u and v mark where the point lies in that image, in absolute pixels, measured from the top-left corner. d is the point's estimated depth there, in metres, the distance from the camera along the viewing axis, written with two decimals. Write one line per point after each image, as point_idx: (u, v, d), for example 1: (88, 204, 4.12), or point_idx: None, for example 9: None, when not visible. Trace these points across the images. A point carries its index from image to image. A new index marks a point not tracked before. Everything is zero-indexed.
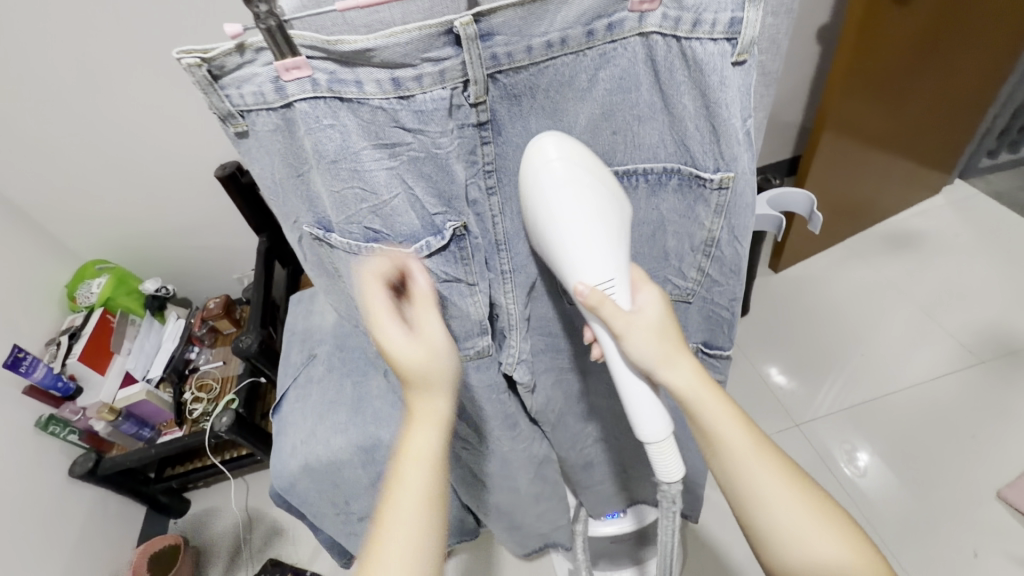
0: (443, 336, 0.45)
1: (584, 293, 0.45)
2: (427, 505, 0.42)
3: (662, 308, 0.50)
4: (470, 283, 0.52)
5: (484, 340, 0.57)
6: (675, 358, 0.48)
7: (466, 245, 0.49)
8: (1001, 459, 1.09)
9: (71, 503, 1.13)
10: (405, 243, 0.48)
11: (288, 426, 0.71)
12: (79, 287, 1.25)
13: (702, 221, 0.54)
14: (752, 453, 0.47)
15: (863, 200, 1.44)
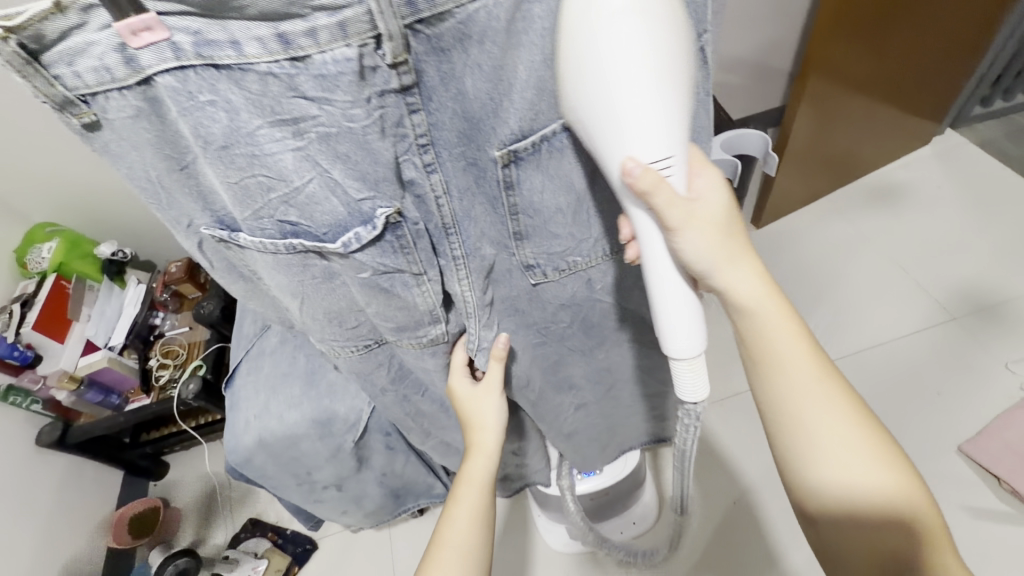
0: (497, 394, 0.63)
1: (634, 170, 0.37)
2: (477, 517, 0.61)
3: (721, 193, 0.45)
4: (414, 273, 0.48)
5: (437, 329, 0.56)
6: (731, 259, 0.46)
7: (403, 233, 0.44)
8: (961, 411, 1.11)
9: (41, 470, 1.13)
10: (330, 234, 0.44)
11: (241, 400, 0.69)
12: (28, 253, 1.18)
13: None
14: (804, 373, 0.48)
15: (850, 151, 1.39)
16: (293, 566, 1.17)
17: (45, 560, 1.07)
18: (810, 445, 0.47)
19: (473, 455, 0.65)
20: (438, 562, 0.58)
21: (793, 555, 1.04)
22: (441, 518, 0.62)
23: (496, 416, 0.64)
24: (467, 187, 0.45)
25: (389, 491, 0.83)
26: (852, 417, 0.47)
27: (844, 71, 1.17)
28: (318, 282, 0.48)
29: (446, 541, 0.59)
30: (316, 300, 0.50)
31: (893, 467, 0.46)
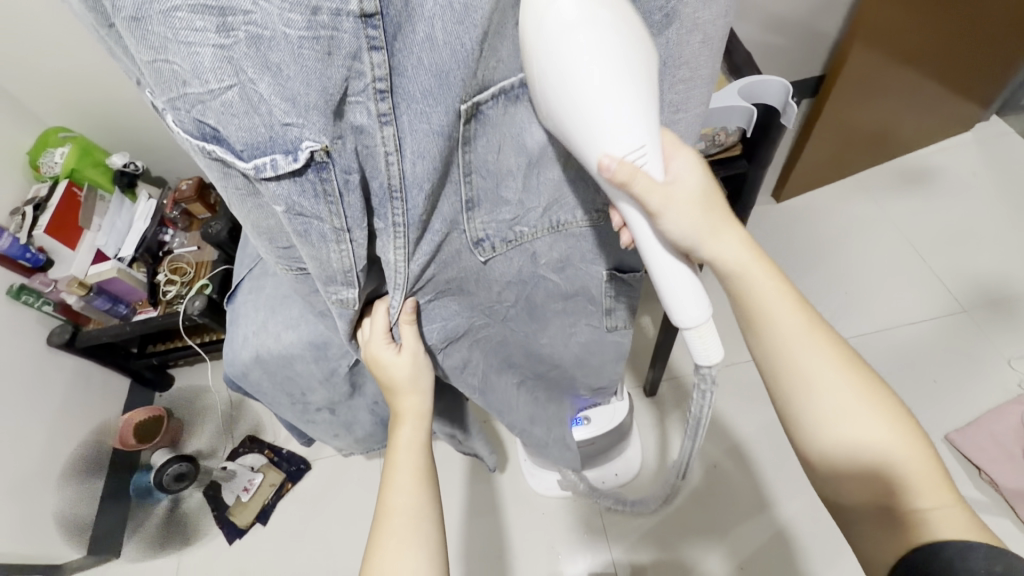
0: (422, 351, 0.58)
1: (611, 167, 0.38)
2: (418, 486, 0.56)
3: (700, 175, 0.45)
4: (337, 227, 0.39)
5: (351, 292, 0.46)
6: (720, 231, 0.46)
7: (330, 178, 0.36)
8: (955, 401, 1.11)
9: (51, 369, 1.18)
10: (245, 154, 0.35)
11: (241, 316, 0.71)
12: (40, 156, 1.18)
13: None
14: (793, 316, 0.47)
15: (887, 127, 1.33)
16: (286, 482, 1.23)
17: (52, 453, 1.14)
18: (808, 390, 0.46)
19: (401, 423, 0.59)
20: (388, 535, 0.52)
21: (769, 519, 1.07)
22: (381, 487, 0.56)
23: (423, 380, 0.59)
24: (424, 150, 0.39)
25: (379, 421, 0.85)
26: (840, 361, 0.46)
27: (890, 40, 1.10)
28: (240, 195, 0.39)
29: (393, 508, 0.54)
30: (241, 211, 0.42)
31: (887, 413, 0.45)
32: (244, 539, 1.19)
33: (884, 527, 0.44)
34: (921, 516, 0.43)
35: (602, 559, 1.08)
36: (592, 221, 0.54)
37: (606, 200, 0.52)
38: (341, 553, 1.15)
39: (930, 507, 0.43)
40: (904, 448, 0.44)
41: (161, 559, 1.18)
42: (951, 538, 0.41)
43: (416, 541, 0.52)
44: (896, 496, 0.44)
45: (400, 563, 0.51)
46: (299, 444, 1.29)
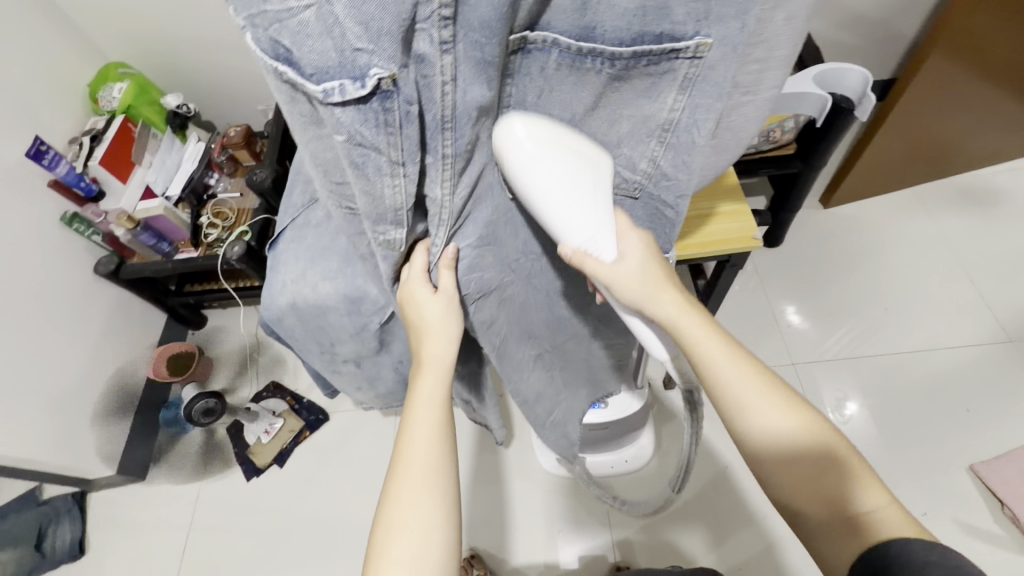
0: (456, 296, 0.58)
1: (568, 254, 0.47)
2: (436, 439, 0.55)
3: (645, 250, 0.49)
4: (393, 159, 0.38)
5: (398, 233, 0.47)
6: (661, 294, 0.48)
7: (393, 106, 0.35)
8: (990, 432, 1.07)
9: (95, 296, 1.23)
10: (314, 78, 0.34)
11: (281, 263, 0.73)
12: (101, 89, 1.22)
13: (663, 102, 0.44)
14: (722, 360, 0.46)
15: (954, 140, 1.25)
16: (304, 430, 1.28)
17: (90, 376, 1.20)
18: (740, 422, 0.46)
19: (427, 371, 0.58)
20: (403, 483, 0.52)
21: (778, 524, 1.06)
22: (399, 437, 0.55)
23: (452, 327, 0.58)
24: (473, 83, 0.37)
25: (401, 379, 0.87)
26: (768, 387, 0.45)
27: (978, 47, 1.03)
28: (304, 122, 0.39)
29: (409, 460, 0.53)
30: (303, 138, 0.41)
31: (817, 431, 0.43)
32: (260, 478, 1.24)
33: (830, 541, 0.41)
34: (862, 518, 0.41)
35: (602, 542, 1.09)
36: (620, 189, 0.52)
37: (640, 172, 0.50)
38: (350, 503, 1.19)
39: (869, 510, 0.41)
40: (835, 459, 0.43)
41: (182, 486, 1.25)
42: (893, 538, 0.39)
43: (428, 494, 0.51)
44: (827, 506, 0.42)
45: (410, 513, 0.50)
46: (320, 395, 1.33)
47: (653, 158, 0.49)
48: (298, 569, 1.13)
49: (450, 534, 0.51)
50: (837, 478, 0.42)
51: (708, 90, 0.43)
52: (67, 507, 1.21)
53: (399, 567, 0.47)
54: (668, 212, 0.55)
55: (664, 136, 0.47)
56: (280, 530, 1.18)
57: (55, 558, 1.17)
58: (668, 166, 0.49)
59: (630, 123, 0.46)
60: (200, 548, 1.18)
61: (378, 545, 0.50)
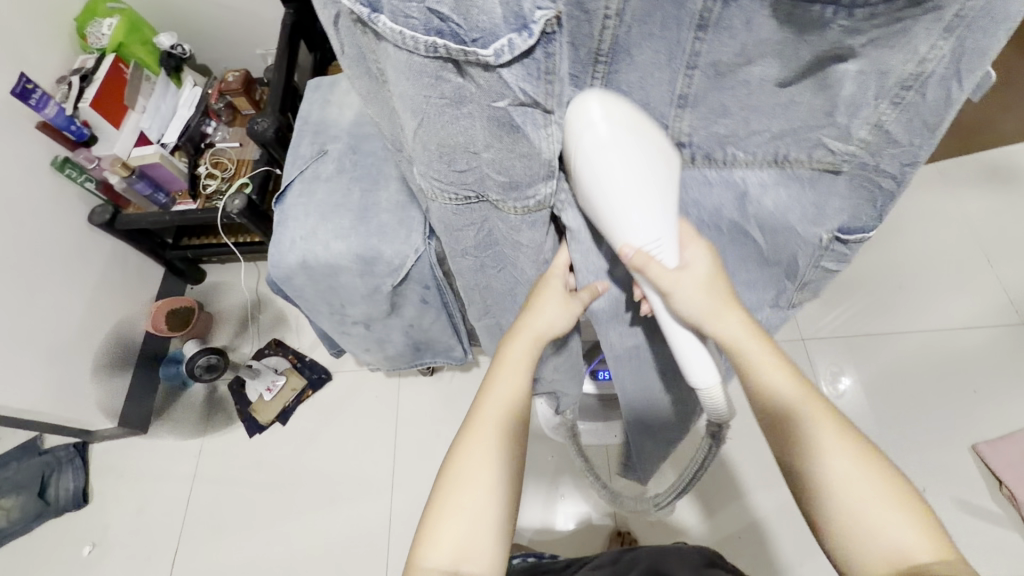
0: (569, 311, 0.57)
1: (628, 254, 0.47)
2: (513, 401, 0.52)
3: (708, 261, 0.51)
4: (547, 110, 0.43)
5: (546, 188, 0.49)
6: (722, 313, 0.49)
7: (554, 52, 0.39)
8: (988, 412, 1.08)
9: (90, 246, 1.19)
10: (480, 42, 0.37)
11: (290, 218, 0.69)
12: (89, 25, 1.14)
13: (915, 49, 0.45)
14: (785, 397, 0.48)
15: (972, 119, 1.23)
16: (306, 389, 1.27)
17: (87, 327, 1.17)
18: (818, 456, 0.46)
19: (521, 330, 0.56)
20: (471, 438, 0.50)
21: (768, 495, 1.08)
22: (479, 393, 0.53)
23: (558, 321, 0.56)
24: (647, 20, 0.42)
25: (411, 343, 0.85)
26: (839, 431, 0.47)
27: None
28: (441, 106, 0.42)
29: (483, 418, 0.51)
30: (433, 128, 0.44)
31: (892, 485, 0.45)
32: (262, 434, 1.24)
33: None
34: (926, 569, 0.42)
35: (600, 505, 1.11)
36: (828, 160, 0.55)
37: (857, 141, 0.52)
38: (352, 461, 1.20)
39: (928, 558, 0.42)
40: (909, 522, 0.43)
41: (185, 440, 1.25)
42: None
43: (490, 456, 0.49)
44: (875, 541, 0.43)
45: (477, 469, 0.49)
46: (322, 354, 1.32)
47: (882, 120, 0.50)
48: (302, 524, 1.15)
49: (510, 499, 0.49)
50: (895, 523, 0.44)
51: (976, 36, 0.44)
52: (69, 457, 1.22)
53: (458, 517, 0.47)
54: (886, 182, 0.56)
55: (902, 91, 0.48)
56: (282, 486, 1.19)
57: (59, 506, 1.18)
58: (896, 129, 0.51)
59: (861, 82, 0.48)
60: (202, 500, 1.19)
61: (439, 498, 0.48)
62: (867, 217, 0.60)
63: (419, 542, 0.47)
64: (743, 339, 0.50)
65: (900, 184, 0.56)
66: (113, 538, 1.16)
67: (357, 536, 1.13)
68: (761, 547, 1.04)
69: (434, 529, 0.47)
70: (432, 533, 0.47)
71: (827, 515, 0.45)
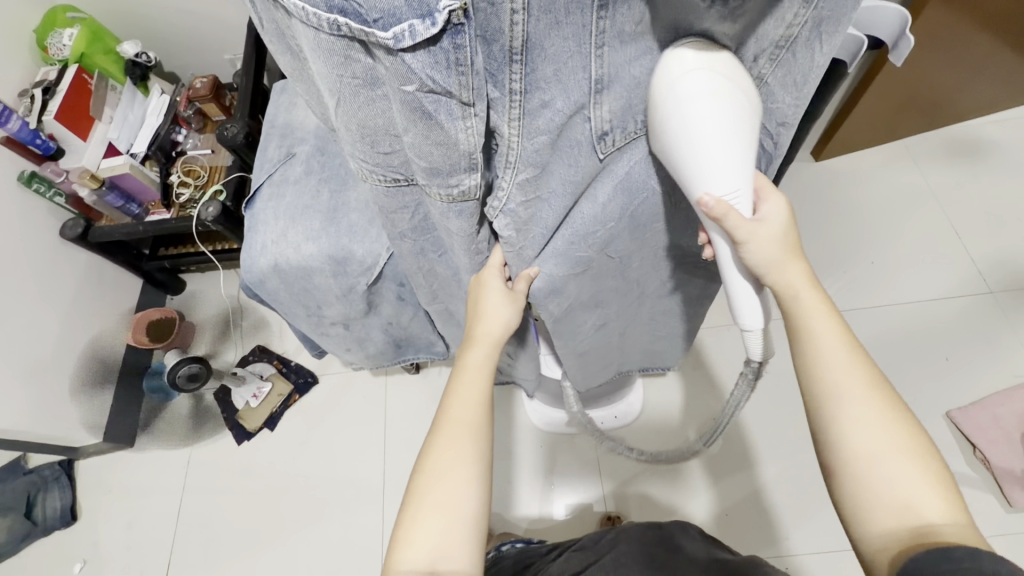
0: (512, 311, 0.58)
1: (708, 204, 0.45)
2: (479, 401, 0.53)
3: (785, 217, 0.49)
4: (464, 102, 0.38)
5: (472, 179, 0.45)
6: (787, 264, 0.49)
7: (464, 42, 0.34)
8: (963, 380, 1.11)
9: (64, 261, 1.17)
10: (380, 23, 0.33)
11: (259, 223, 0.69)
12: (48, 36, 1.11)
13: (784, 14, 0.43)
14: (839, 350, 0.48)
15: (939, 95, 1.24)
16: (293, 394, 1.27)
17: (66, 342, 1.16)
18: (833, 399, 0.47)
19: (477, 333, 0.58)
20: (444, 440, 0.51)
21: (755, 473, 1.10)
22: (446, 395, 0.54)
23: (507, 316, 0.58)
24: (554, 4, 0.36)
25: (392, 340, 0.86)
26: (869, 381, 0.47)
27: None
28: (355, 86, 0.39)
29: (453, 419, 0.52)
30: (350, 108, 0.41)
31: (916, 449, 0.45)
32: (251, 442, 1.24)
33: (885, 534, 0.43)
34: (929, 527, 0.42)
35: (592, 492, 1.12)
36: None
37: None
38: (343, 462, 1.20)
39: (937, 517, 0.42)
40: (927, 480, 0.43)
41: (173, 451, 1.24)
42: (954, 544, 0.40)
43: (463, 455, 0.50)
44: (893, 496, 0.43)
45: (450, 469, 0.50)
46: (308, 358, 1.31)
47: (762, 76, 0.48)
48: (296, 527, 1.15)
49: (484, 494, 0.50)
50: (907, 479, 0.43)
51: (835, 2, 0.43)
52: (54, 476, 1.20)
53: (432, 517, 0.48)
54: (767, 142, 0.55)
55: (776, 53, 0.46)
56: (273, 491, 1.19)
57: (47, 524, 1.17)
58: (775, 85, 0.49)
59: (743, 43, 0.45)
60: (194, 510, 1.18)
61: (415, 500, 0.49)
62: (758, 177, 0.59)
63: (397, 546, 0.48)
64: (804, 296, 0.49)
65: (779, 147, 0.55)
66: (105, 554, 1.16)
67: (352, 537, 1.13)
68: (750, 524, 1.06)
69: (411, 531, 0.48)
70: (407, 536, 0.47)
71: (837, 458, 0.46)
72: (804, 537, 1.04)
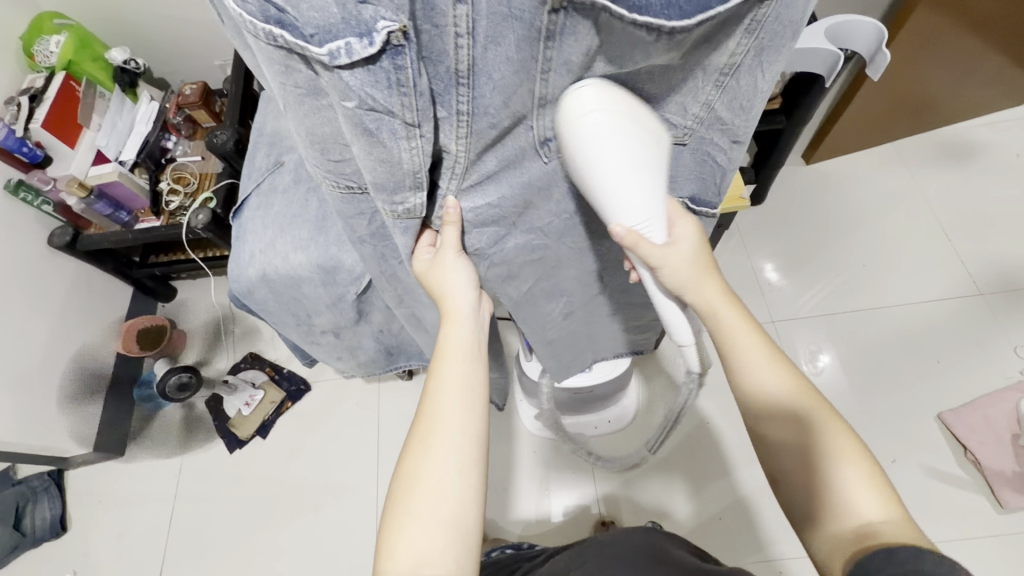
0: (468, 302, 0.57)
1: (620, 234, 0.48)
2: (460, 393, 0.51)
3: (696, 240, 0.53)
4: (408, 122, 0.38)
5: (417, 198, 0.46)
6: (700, 283, 0.52)
7: (405, 65, 0.34)
8: (954, 381, 1.12)
9: (53, 270, 1.16)
10: (316, 39, 0.32)
11: (248, 233, 0.69)
12: (35, 43, 1.11)
13: (726, 46, 0.42)
14: (763, 359, 0.49)
15: (927, 99, 1.24)
16: (285, 401, 1.26)
17: (55, 351, 1.15)
18: (765, 406, 0.48)
19: (452, 323, 0.56)
20: (423, 440, 0.49)
21: (749, 474, 1.10)
22: (424, 392, 0.52)
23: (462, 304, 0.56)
24: (498, 34, 0.36)
25: (383, 348, 0.85)
26: (794, 386, 0.48)
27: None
28: (300, 96, 0.37)
29: (432, 415, 0.50)
30: (297, 115, 0.40)
31: (851, 452, 0.44)
32: (243, 450, 1.23)
33: (827, 540, 0.43)
34: (866, 529, 0.41)
35: (589, 496, 1.12)
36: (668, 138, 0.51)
37: (691, 116, 0.49)
38: (336, 470, 1.20)
39: (876, 518, 0.42)
40: (862, 479, 0.43)
41: (164, 460, 1.23)
42: (894, 540, 0.40)
43: (445, 452, 0.48)
44: (829, 500, 0.44)
45: (428, 470, 0.47)
46: (300, 365, 1.31)
47: (709, 102, 0.48)
48: (288, 536, 1.14)
49: (470, 492, 0.47)
50: (846, 481, 0.43)
51: (774, 32, 0.43)
52: (44, 486, 1.19)
53: (411, 521, 0.45)
54: (720, 158, 0.55)
55: (721, 80, 0.46)
56: (266, 499, 1.18)
57: (36, 536, 1.15)
58: (723, 108, 0.49)
59: (689, 70, 0.44)
60: (185, 520, 1.17)
61: (396, 505, 0.47)
62: (713, 191, 0.60)
63: (381, 558, 0.45)
64: (719, 312, 0.52)
65: (732, 162, 0.55)
66: (95, 565, 1.14)
67: (346, 546, 1.12)
68: (743, 526, 1.06)
69: (395, 538, 0.45)
70: (391, 546, 0.45)
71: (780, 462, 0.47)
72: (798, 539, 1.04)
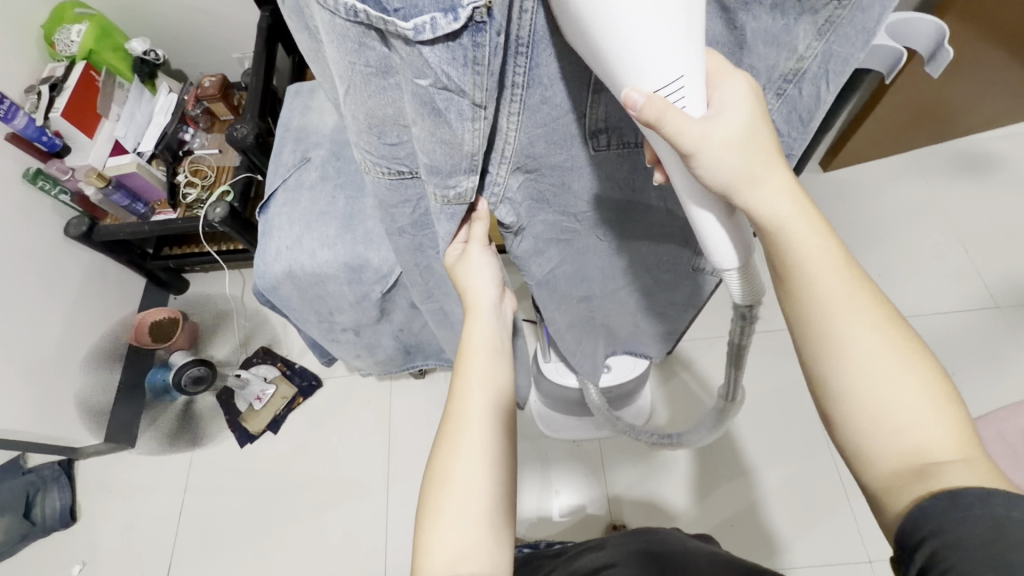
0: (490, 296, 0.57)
1: (637, 102, 0.33)
2: (486, 385, 0.51)
3: (749, 104, 0.37)
4: (476, 103, 0.37)
5: (469, 183, 0.45)
6: (760, 174, 0.39)
7: (484, 41, 0.33)
8: (972, 394, 1.11)
9: (69, 259, 1.16)
10: (400, 13, 0.31)
11: (274, 228, 0.68)
12: (56, 31, 1.10)
13: (795, 47, 0.40)
14: (828, 292, 0.40)
15: (949, 109, 1.24)
16: (297, 397, 1.26)
17: (70, 340, 1.15)
18: (844, 339, 0.39)
19: (475, 318, 0.56)
20: (452, 436, 0.48)
21: (760, 478, 1.10)
22: (451, 388, 0.52)
23: (484, 298, 0.57)
24: None
25: (402, 346, 0.85)
26: (880, 318, 0.39)
27: (991, 8, 1.00)
28: (367, 75, 0.37)
29: (460, 411, 0.50)
30: (359, 97, 0.39)
31: (935, 398, 0.37)
32: (253, 443, 1.23)
33: (888, 476, 0.36)
34: (935, 467, 0.35)
35: (596, 497, 1.12)
36: None
37: None
38: (345, 465, 1.19)
39: (948, 454, 0.35)
40: (948, 429, 0.36)
41: (173, 452, 1.23)
42: (968, 487, 0.33)
43: (476, 445, 0.48)
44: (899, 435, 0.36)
45: (459, 463, 0.47)
46: (311, 361, 1.31)
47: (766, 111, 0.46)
48: (297, 530, 1.14)
49: (497, 481, 0.47)
50: (920, 412, 0.36)
51: (848, 39, 0.39)
52: (53, 475, 1.18)
53: (445, 514, 0.45)
54: None
55: (783, 87, 0.43)
56: (274, 493, 1.18)
57: (45, 525, 1.15)
58: (779, 122, 0.47)
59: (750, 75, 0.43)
60: (194, 512, 1.17)
61: (430, 502, 0.46)
62: None
63: (417, 555, 0.45)
64: (783, 212, 0.40)
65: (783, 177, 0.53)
66: (103, 555, 1.14)
67: (354, 542, 1.12)
68: (753, 533, 1.05)
69: (429, 536, 0.45)
70: (427, 542, 0.44)
71: (858, 399, 0.38)
72: (808, 546, 1.03)
